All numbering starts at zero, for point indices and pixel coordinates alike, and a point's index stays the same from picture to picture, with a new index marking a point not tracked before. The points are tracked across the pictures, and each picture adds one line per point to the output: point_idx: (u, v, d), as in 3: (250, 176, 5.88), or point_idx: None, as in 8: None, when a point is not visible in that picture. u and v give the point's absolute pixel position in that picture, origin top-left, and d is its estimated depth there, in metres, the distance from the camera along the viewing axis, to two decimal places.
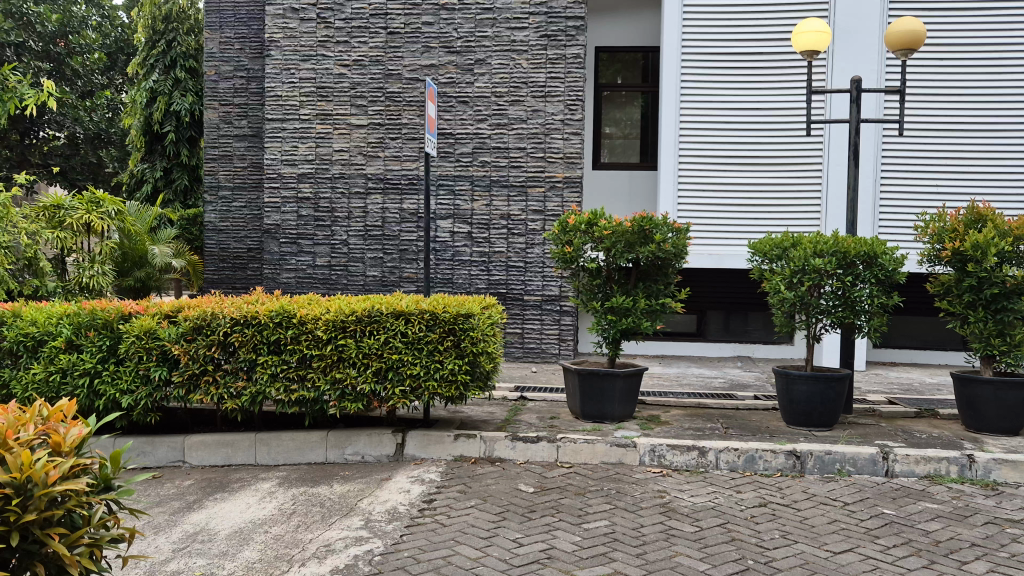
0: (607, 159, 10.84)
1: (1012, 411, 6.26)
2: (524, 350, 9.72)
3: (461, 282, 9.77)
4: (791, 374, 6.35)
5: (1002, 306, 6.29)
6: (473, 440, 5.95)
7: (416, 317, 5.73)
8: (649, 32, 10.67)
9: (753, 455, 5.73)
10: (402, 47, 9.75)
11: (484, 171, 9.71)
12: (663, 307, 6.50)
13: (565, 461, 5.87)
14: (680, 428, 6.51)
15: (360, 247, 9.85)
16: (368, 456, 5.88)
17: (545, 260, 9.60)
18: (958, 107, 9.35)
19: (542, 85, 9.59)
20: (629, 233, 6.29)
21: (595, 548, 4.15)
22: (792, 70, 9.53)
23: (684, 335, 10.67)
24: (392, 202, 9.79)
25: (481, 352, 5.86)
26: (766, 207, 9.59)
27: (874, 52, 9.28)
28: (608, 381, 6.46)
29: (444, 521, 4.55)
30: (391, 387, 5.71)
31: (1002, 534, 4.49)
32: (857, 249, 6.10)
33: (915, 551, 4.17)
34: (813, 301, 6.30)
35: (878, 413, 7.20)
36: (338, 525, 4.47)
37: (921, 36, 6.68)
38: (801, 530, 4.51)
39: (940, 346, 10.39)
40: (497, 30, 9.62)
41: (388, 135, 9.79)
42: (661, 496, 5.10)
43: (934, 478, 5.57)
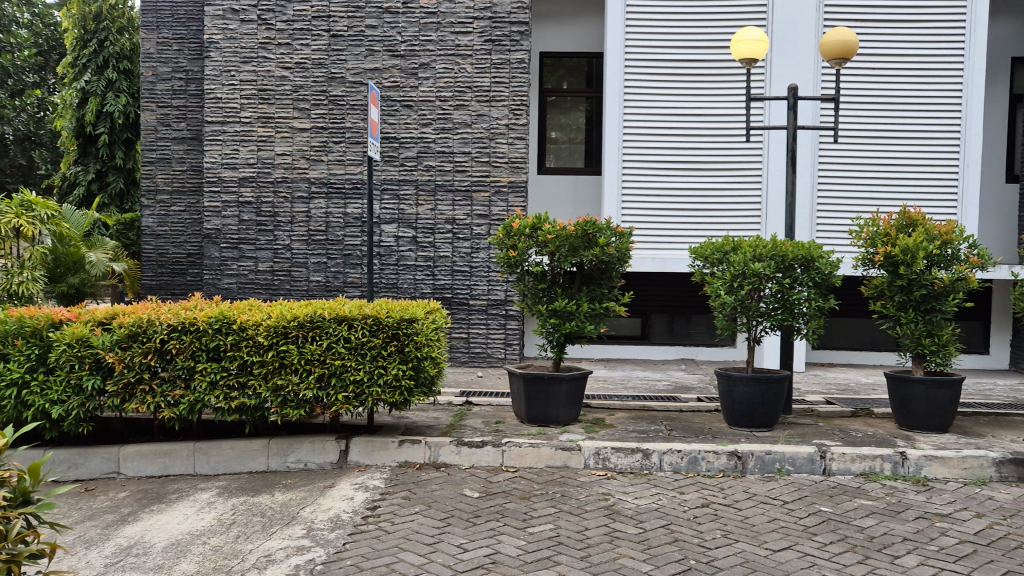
0: (552, 164, 10.90)
1: (942, 409, 6.48)
2: (470, 355, 9.73)
3: (406, 287, 9.71)
4: (733, 376, 6.45)
5: (932, 308, 6.51)
6: (419, 446, 5.91)
7: (360, 322, 5.67)
8: (593, 39, 10.76)
9: (696, 456, 5.81)
10: (345, 50, 9.66)
11: (429, 175, 9.67)
12: (607, 310, 6.55)
13: (510, 465, 5.87)
14: (624, 430, 6.57)
15: (304, 252, 9.73)
16: (310, 464, 5.81)
17: (490, 264, 9.62)
18: (891, 115, 9.67)
19: (486, 89, 9.60)
20: (573, 237, 6.31)
21: (540, 552, 4.16)
22: (731, 77, 9.74)
23: (628, 339, 10.77)
24: (336, 206, 9.69)
25: (425, 357, 5.82)
26: (707, 212, 9.77)
27: (810, 61, 9.52)
28: (553, 384, 6.49)
29: (388, 528, 4.51)
30: (334, 393, 5.64)
31: (932, 528, 4.63)
32: (795, 253, 6.23)
33: (851, 547, 4.27)
34: (753, 304, 6.40)
35: (816, 413, 7.37)
36: (279, 535, 4.39)
37: (853, 45, 6.86)
38: (742, 529, 4.58)
39: (875, 346, 10.69)
40: (442, 34, 9.60)
41: (332, 138, 9.69)
42: (605, 499, 5.14)
43: (868, 476, 5.72)
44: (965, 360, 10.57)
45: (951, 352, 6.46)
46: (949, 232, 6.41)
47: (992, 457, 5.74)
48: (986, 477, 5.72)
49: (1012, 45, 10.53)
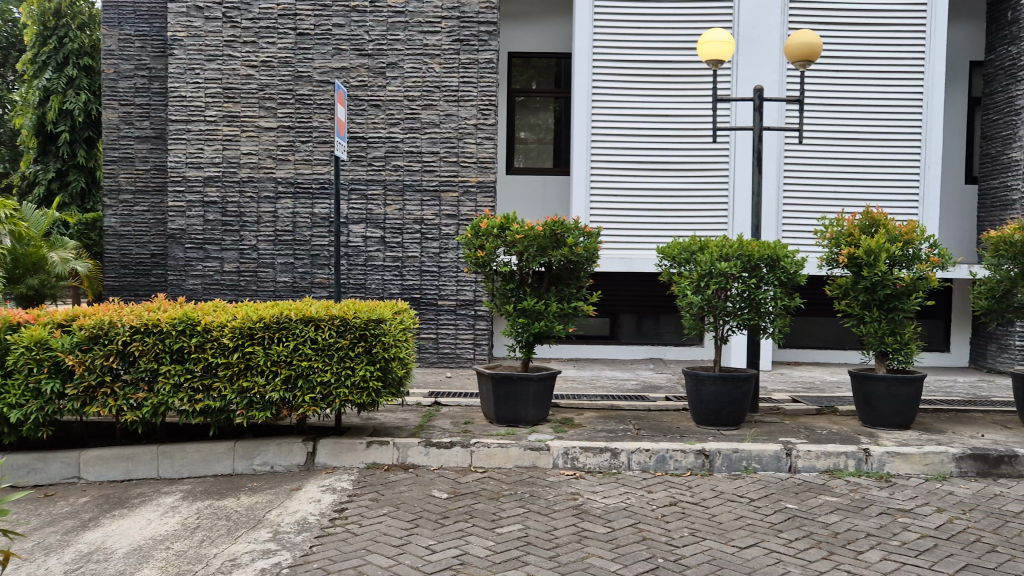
0: (521, 164, 10.90)
1: (904, 406, 6.59)
2: (439, 355, 9.71)
3: (374, 288, 9.65)
4: (700, 375, 6.50)
5: (894, 306, 6.61)
6: (386, 447, 5.88)
7: (327, 323, 5.63)
8: (562, 40, 10.78)
9: (663, 455, 5.84)
10: (312, 49, 9.57)
11: (396, 175, 9.62)
12: (575, 310, 6.56)
13: (479, 466, 5.86)
14: (593, 429, 6.59)
15: (271, 252, 9.63)
16: (277, 466, 5.75)
17: (458, 264, 9.60)
18: (855, 117, 9.81)
19: (454, 89, 9.58)
20: (541, 237, 6.32)
21: (508, 552, 4.15)
22: (698, 79, 9.81)
23: (597, 339, 10.80)
24: (303, 206, 9.61)
25: (393, 358, 5.80)
26: (675, 211, 9.83)
27: (776, 62, 9.62)
28: (521, 385, 6.49)
29: (355, 530, 4.47)
30: (301, 395, 5.59)
31: (895, 523, 4.70)
32: (761, 253, 6.30)
33: (815, 544, 4.31)
34: (719, 303, 6.44)
35: (782, 411, 7.45)
36: (244, 538, 4.34)
37: (817, 47, 6.94)
38: (709, 527, 4.61)
39: (839, 345, 10.85)
40: (410, 34, 9.56)
41: (299, 138, 9.60)
42: (574, 498, 5.15)
43: (833, 472, 5.80)
44: (926, 358, 10.75)
45: (913, 350, 6.57)
46: (911, 232, 6.53)
47: (952, 453, 5.84)
48: (947, 472, 5.82)
49: (971, 49, 10.74)
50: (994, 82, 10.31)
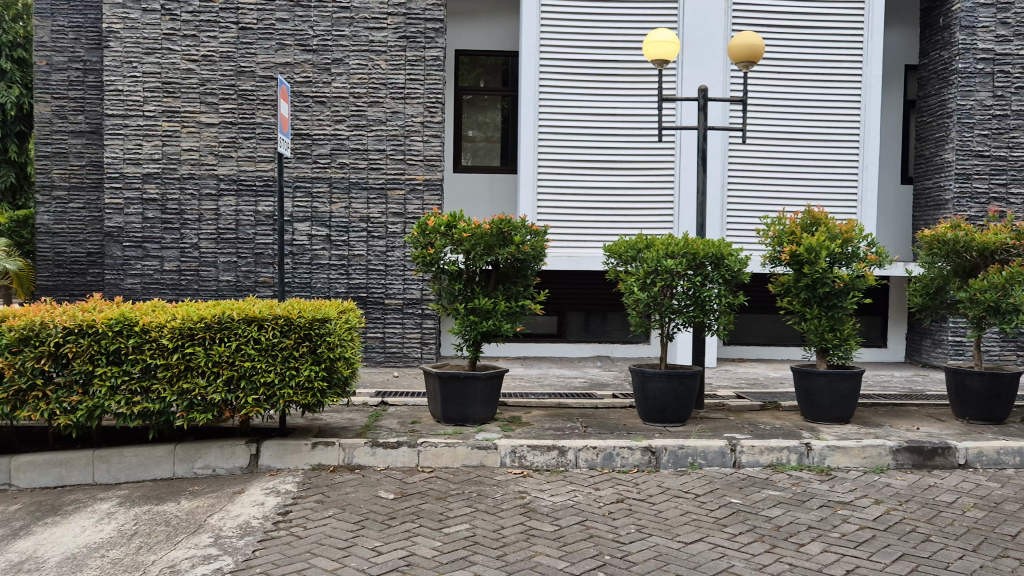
0: (468, 162, 10.87)
1: (844, 400, 6.73)
2: (386, 355, 9.61)
3: (320, 287, 9.52)
4: (647, 372, 6.55)
5: (834, 304, 6.76)
6: (332, 448, 5.80)
7: (270, 323, 5.52)
8: (510, 38, 10.78)
9: (611, 452, 5.88)
10: (255, 44, 9.39)
11: (342, 172, 9.50)
12: (522, 308, 6.56)
13: (426, 466, 5.81)
14: (540, 428, 6.59)
15: (213, 251, 9.42)
16: (219, 469, 5.62)
17: (405, 263, 9.54)
18: (795, 117, 10.01)
19: (401, 86, 9.51)
20: (488, 235, 6.29)
21: (455, 553, 4.13)
22: (643, 78, 9.90)
23: (545, 337, 10.82)
24: (246, 204, 9.43)
25: (338, 357, 5.72)
26: (621, 210, 9.90)
27: (719, 63, 9.77)
28: (468, 383, 6.46)
29: (300, 533, 4.39)
30: (244, 396, 5.48)
31: (835, 515, 4.80)
32: (705, 250, 6.38)
33: (759, 537, 4.38)
34: (665, 301, 6.50)
35: (726, 407, 7.56)
36: (184, 544, 4.23)
37: (760, 49, 7.05)
38: (655, 523, 4.64)
39: (782, 341, 11.05)
40: (355, 30, 9.46)
41: (241, 134, 9.42)
42: (521, 497, 5.14)
43: (776, 467, 5.90)
44: (865, 353, 11.02)
45: (852, 346, 6.73)
46: (849, 231, 6.68)
47: (889, 446, 5.99)
48: (884, 465, 5.97)
49: (905, 53, 11.04)
50: (927, 86, 10.61)
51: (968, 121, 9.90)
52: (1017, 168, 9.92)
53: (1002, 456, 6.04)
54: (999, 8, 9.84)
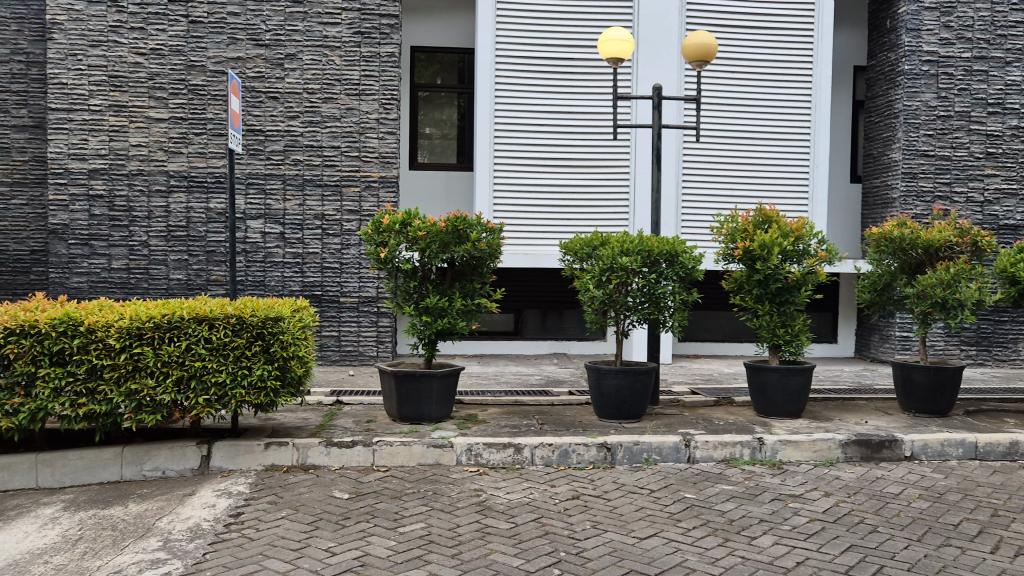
0: (424, 159, 10.81)
1: (795, 394, 6.85)
2: (341, 353, 9.52)
3: (274, 285, 9.39)
4: (602, 369, 6.59)
5: (785, 300, 6.87)
6: (286, 448, 5.73)
7: (221, 322, 5.43)
8: (466, 35, 10.74)
9: (566, 449, 5.90)
10: (205, 37, 9.22)
11: (296, 170, 9.38)
12: (478, 306, 6.55)
13: (381, 465, 5.77)
14: (497, 425, 6.58)
15: (163, 249, 9.23)
16: (169, 471, 5.51)
17: (360, 261, 9.46)
18: (748, 117, 10.14)
19: (355, 83, 9.42)
20: (443, 233, 6.27)
21: (410, 552, 4.10)
22: (599, 76, 9.95)
23: (501, 335, 10.81)
24: (197, 201, 9.27)
25: (292, 356, 5.65)
26: (578, 207, 9.94)
27: (673, 63, 9.86)
28: (424, 382, 6.43)
29: (252, 535, 4.33)
30: (194, 396, 5.38)
31: (786, 509, 4.87)
32: (660, 248, 6.43)
33: (712, 531, 4.43)
34: (621, 298, 6.54)
35: (681, 403, 7.63)
36: (132, 548, 4.14)
37: (713, 49, 7.13)
38: (610, 519, 4.67)
39: (736, 337, 11.20)
40: (308, 25, 9.34)
41: (192, 130, 9.25)
42: (477, 495, 5.13)
43: (730, 462, 5.97)
44: (816, 349, 11.21)
45: (803, 342, 6.86)
46: (800, 228, 6.78)
47: (839, 439, 6.11)
48: (834, 458, 6.09)
49: (854, 54, 11.27)
50: (875, 86, 10.84)
51: (914, 121, 10.13)
52: (959, 167, 10.18)
53: (945, 448, 6.20)
54: (943, 11, 10.08)
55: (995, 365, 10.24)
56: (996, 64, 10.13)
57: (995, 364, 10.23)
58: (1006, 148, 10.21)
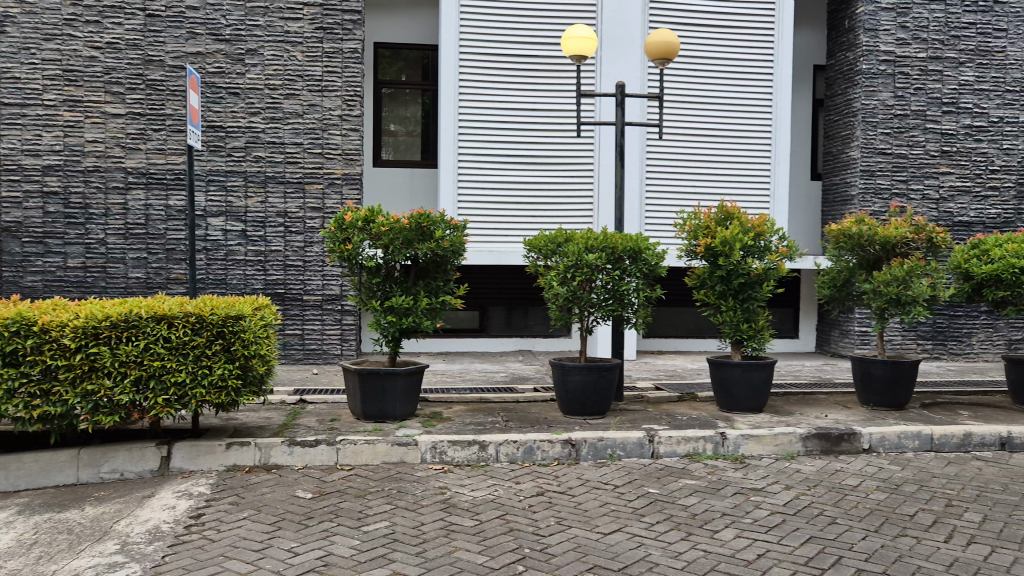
0: (388, 156, 10.75)
1: (756, 389, 6.93)
2: (305, 352, 9.44)
3: (236, 283, 9.27)
4: (567, 365, 6.60)
5: (748, 296, 6.95)
6: (247, 448, 5.66)
7: (181, 321, 5.35)
8: (430, 32, 10.70)
9: (531, 446, 5.91)
10: (163, 32, 9.07)
11: (258, 166, 9.27)
12: (442, 304, 6.53)
13: (345, 464, 5.72)
14: (461, 423, 6.56)
15: (121, 247, 9.07)
16: (128, 473, 5.42)
17: (324, 258, 9.38)
18: (711, 114, 10.22)
19: (318, 79, 9.33)
20: (407, 230, 6.24)
21: (374, 551, 4.07)
22: (563, 73, 9.96)
23: (466, 332, 10.80)
24: (157, 198, 9.12)
25: (253, 355, 5.59)
26: (542, 204, 9.95)
27: (636, 61, 9.93)
28: (388, 379, 6.39)
29: (212, 536, 4.27)
30: (153, 396, 5.30)
31: (747, 502, 4.93)
32: (624, 245, 6.47)
33: (675, 526, 4.47)
34: (585, 295, 6.56)
35: (645, 398, 7.68)
36: (88, 552, 4.06)
37: (675, 47, 7.18)
38: (575, 515, 4.68)
39: (699, 333, 11.31)
40: (269, 20, 9.24)
41: (150, 126, 9.09)
42: (441, 493, 5.11)
43: (693, 456, 6.03)
44: (778, 344, 11.36)
45: (765, 337, 6.94)
46: (761, 225, 6.86)
47: (799, 433, 6.20)
48: (795, 451, 6.17)
49: (814, 54, 11.42)
50: (834, 85, 11.00)
51: (872, 120, 10.30)
52: (916, 165, 10.38)
53: (903, 440, 6.32)
54: (899, 12, 10.26)
55: (950, 358, 10.47)
56: (951, 64, 10.34)
57: (951, 358, 10.45)
58: (960, 146, 10.42)
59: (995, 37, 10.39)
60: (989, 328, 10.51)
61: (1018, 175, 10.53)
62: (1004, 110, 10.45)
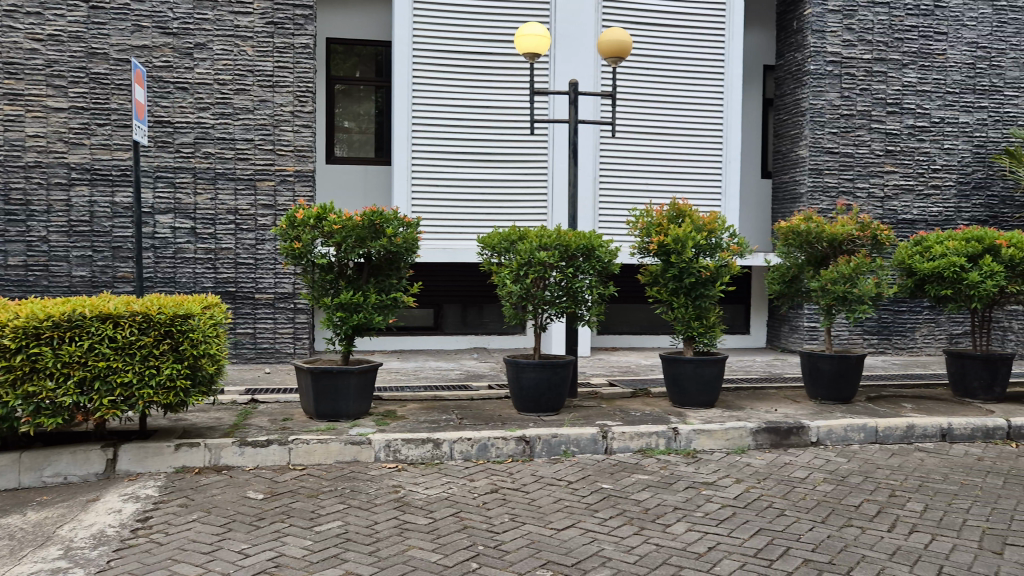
0: (341, 153, 10.65)
1: (708, 384, 7.03)
2: (257, 351, 9.31)
3: (185, 281, 9.10)
4: (521, 363, 6.60)
5: (700, 293, 7.03)
6: (197, 449, 5.56)
7: (127, 320, 5.23)
8: (384, 28, 10.63)
9: (485, 443, 5.90)
10: (108, 24, 8.86)
11: (207, 163, 9.11)
12: (395, 302, 6.48)
13: (297, 464, 5.66)
14: (415, 421, 6.54)
15: (64, 244, 8.84)
16: (72, 477, 5.29)
17: (276, 257, 9.26)
18: (664, 113, 10.33)
19: (269, 74, 9.21)
20: (359, 228, 6.19)
21: (326, 551, 4.04)
22: (517, 71, 9.98)
23: (420, 330, 10.75)
24: (101, 194, 8.91)
25: (202, 354, 5.50)
26: (496, 202, 9.96)
27: (589, 59, 9.98)
28: (341, 378, 6.33)
29: (160, 539, 4.19)
30: (98, 398, 5.18)
31: (699, 496, 5.00)
32: (577, 242, 6.50)
33: (628, 520, 4.51)
34: (538, 293, 6.56)
35: (599, 395, 7.74)
36: (30, 558, 3.95)
37: (627, 46, 7.22)
38: (529, 511, 4.70)
39: (652, 330, 11.42)
40: (219, 14, 9.09)
41: (95, 121, 8.88)
42: (395, 491, 5.09)
43: (645, 452, 6.09)
44: (729, 340, 11.53)
45: (716, 333, 7.05)
46: (712, 222, 6.96)
47: (749, 427, 6.30)
48: (745, 445, 6.27)
49: (763, 54, 11.61)
50: (783, 85, 11.19)
51: (820, 119, 10.51)
52: (862, 164, 10.61)
53: (848, 433, 6.46)
54: (845, 14, 10.48)
55: (894, 352, 10.74)
56: (894, 66, 10.60)
57: (895, 352, 10.73)
58: (904, 146, 10.69)
59: (936, 40, 10.67)
60: (931, 322, 10.81)
61: (958, 175, 10.84)
62: (945, 110, 10.75)
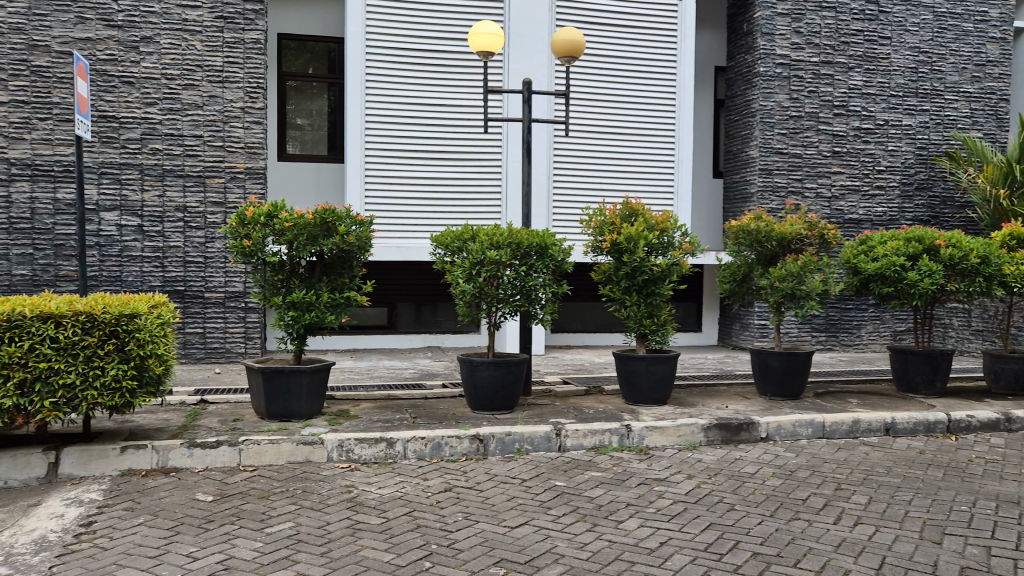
0: (293, 150, 10.52)
1: (660, 381, 7.10)
2: (207, 351, 9.15)
3: (132, 280, 8.91)
4: (474, 361, 6.60)
5: (652, 291, 7.10)
6: (144, 451, 5.44)
7: (69, 320, 5.10)
8: (337, 24, 10.52)
9: (439, 442, 5.88)
10: (50, 16, 8.61)
11: (154, 159, 8.92)
12: (348, 300, 6.42)
13: (248, 465, 5.58)
14: (369, 420, 6.49)
15: (4, 242, 8.58)
16: (12, 481, 5.15)
17: (226, 255, 9.12)
18: (616, 113, 10.40)
19: (218, 69, 9.05)
20: (311, 226, 6.13)
21: (276, 553, 3.99)
22: (470, 69, 9.96)
23: (374, 329, 10.68)
24: (43, 190, 8.67)
25: (149, 354, 5.37)
26: (450, 200, 9.93)
27: (543, 58, 10.01)
28: (293, 377, 6.25)
29: (105, 544, 4.09)
30: (39, 400, 5.04)
31: (651, 492, 5.05)
32: (529, 241, 6.52)
33: (581, 517, 4.54)
34: (492, 291, 6.56)
35: (553, 392, 7.76)
36: None
37: (580, 45, 7.25)
38: (482, 510, 4.70)
39: (606, 328, 11.51)
40: (166, 7, 8.91)
41: (36, 115, 8.63)
42: (347, 491, 5.04)
43: (598, 449, 6.13)
44: (681, 338, 11.67)
45: (668, 331, 7.15)
46: (664, 222, 7.03)
47: (700, 424, 6.38)
48: (696, 441, 6.35)
49: (715, 55, 11.77)
50: (734, 86, 11.35)
51: (769, 120, 10.69)
52: (810, 165, 10.82)
53: (797, 428, 6.59)
54: (793, 17, 10.68)
55: (842, 349, 10.97)
56: (841, 69, 10.83)
57: (842, 349, 10.96)
58: (850, 147, 10.93)
59: (881, 44, 10.93)
60: (876, 320, 11.08)
61: (902, 176, 11.11)
62: (889, 113, 11.01)
